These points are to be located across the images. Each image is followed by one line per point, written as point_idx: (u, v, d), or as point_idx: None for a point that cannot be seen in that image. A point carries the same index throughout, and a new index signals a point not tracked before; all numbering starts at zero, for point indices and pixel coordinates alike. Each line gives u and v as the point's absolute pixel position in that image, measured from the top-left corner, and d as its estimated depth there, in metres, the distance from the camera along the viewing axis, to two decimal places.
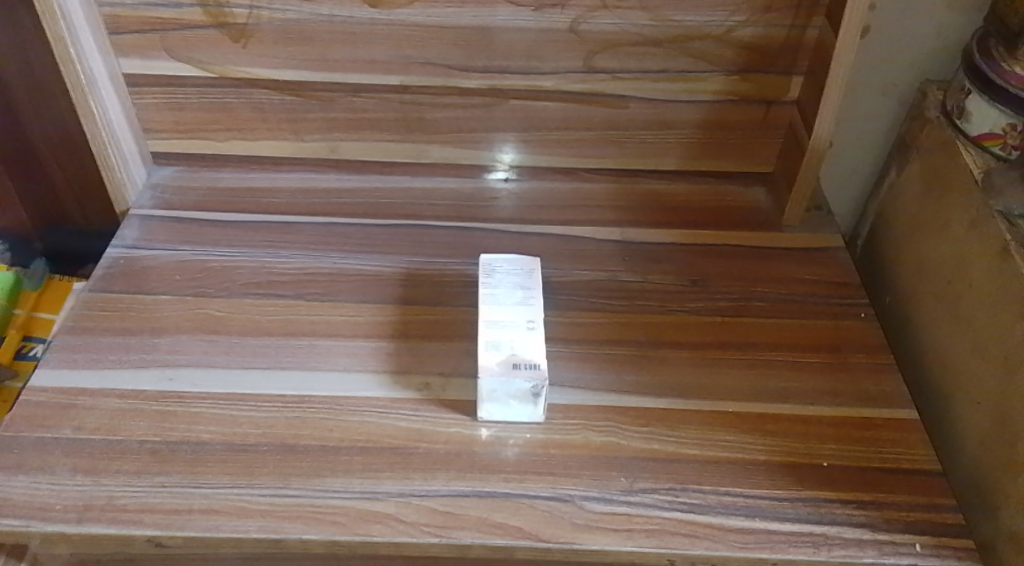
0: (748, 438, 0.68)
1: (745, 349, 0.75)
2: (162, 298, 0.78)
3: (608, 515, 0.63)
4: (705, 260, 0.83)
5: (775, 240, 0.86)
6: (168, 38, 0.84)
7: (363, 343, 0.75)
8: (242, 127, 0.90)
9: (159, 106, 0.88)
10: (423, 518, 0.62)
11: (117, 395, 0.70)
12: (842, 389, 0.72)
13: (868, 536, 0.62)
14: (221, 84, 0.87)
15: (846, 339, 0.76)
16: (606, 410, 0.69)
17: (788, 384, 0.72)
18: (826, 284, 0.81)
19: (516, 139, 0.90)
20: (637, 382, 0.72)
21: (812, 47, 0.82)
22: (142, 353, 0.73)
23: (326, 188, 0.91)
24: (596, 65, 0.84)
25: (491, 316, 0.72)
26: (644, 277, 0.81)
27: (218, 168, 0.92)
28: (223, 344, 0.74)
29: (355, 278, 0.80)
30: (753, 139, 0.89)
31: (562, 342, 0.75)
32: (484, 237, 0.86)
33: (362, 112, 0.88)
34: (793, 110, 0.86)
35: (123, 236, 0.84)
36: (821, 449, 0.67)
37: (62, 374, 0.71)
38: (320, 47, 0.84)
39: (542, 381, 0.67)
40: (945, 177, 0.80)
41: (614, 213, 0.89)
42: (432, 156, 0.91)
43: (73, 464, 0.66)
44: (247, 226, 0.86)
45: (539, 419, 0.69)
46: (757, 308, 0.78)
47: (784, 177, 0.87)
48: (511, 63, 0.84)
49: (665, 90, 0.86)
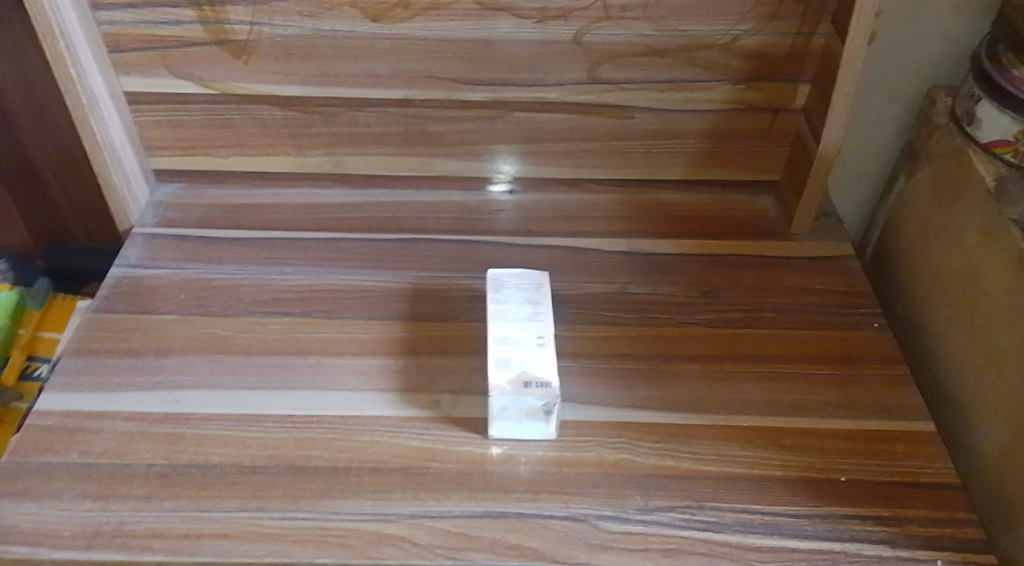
0: (762, 453, 0.67)
1: (757, 362, 0.74)
2: (167, 318, 0.77)
3: (623, 534, 0.62)
4: (714, 270, 0.83)
5: (784, 249, 0.85)
6: (169, 55, 0.83)
7: (370, 361, 0.74)
8: (244, 142, 0.89)
9: (161, 124, 0.87)
10: (436, 540, 0.62)
11: (124, 418, 0.69)
12: (857, 401, 0.71)
13: (888, 553, 0.62)
14: (223, 100, 0.86)
15: (859, 350, 0.75)
16: (618, 426, 0.69)
17: (802, 397, 0.71)
18: (837, 294, 0.80)
19: (521, 151, 0.89)
20: (649, 397, 0.71)
21: (819, 55, 0.81)
22: (148, 375, 0.72)
23: (330, 203, 0.90)
24: (601, 76, 0.84)
25: (500, 332, 0.71)
26: (652, 289, 0.81)
27: (221, 184, 0.92)
28: (231, 364, 0.73)
29: (361, 295, 0.80)
30: (760, 148, 0.88)
31: (572, 357, 0.74)
32: (490, 250, 0.85)
33: (365, 126, 0.88)
34: (800, 119, 0.85)
35: (126, 255, 0.83)
36: (838, 463, 0.67)
37: (67, 397, 0.71)
38: (322, 62, 0.83)
39: (553, 399, 0.66)
40: (957, 186, 0.79)
41: (621, 224, 0.88)
42: (436, 169, 0.91)
43: (81, 489, 0.65)
44: (252, 244, 0.85)
45: (550, 437, 0.68)
46: (768, 319, 0.78)
47: (792, 186, 0.87)
48: (515, 75, 0.84)
49: (671, 100, 0.85)
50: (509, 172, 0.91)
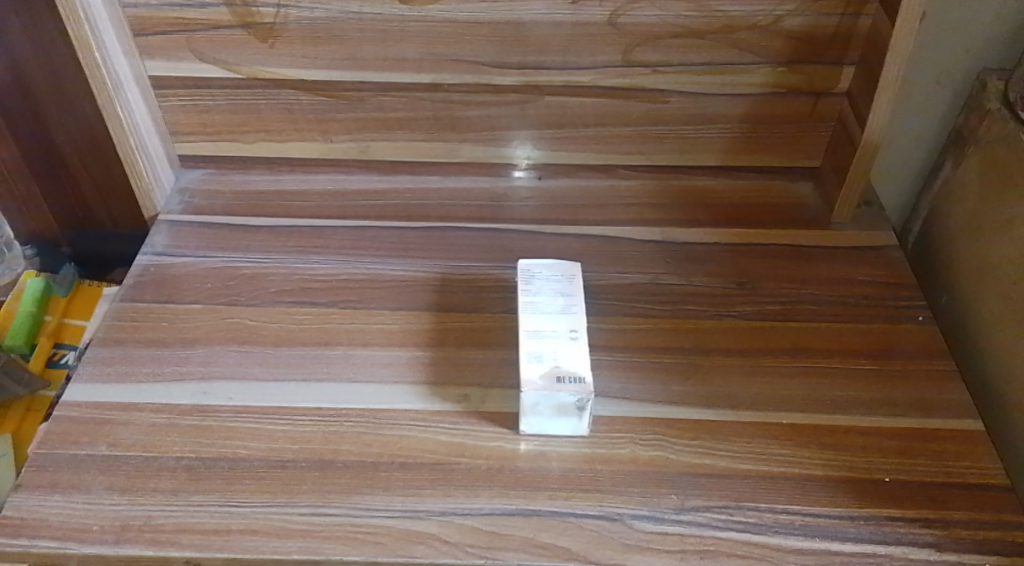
0: (804, 451, 0.65)
1: (797, 357, 0.72)
2: (194, 307, 0.76)
3: (659, 535, 0.60)
4: (752, 260, 0.80)
5: (825, 238, 0.83)
6: (194, 38, 0.81)
7: (399, 352, 0.72)
8: (270, 128, 0.88)
9: (186, 109, 0.86)
10: (467, 538, 0.60)
11: (151, 410, 0.68)
12: (901, 397, 0.69)
13: (934, 557, 0.59)
14: (249, 85, 0.85)
15: (903, 344, 0.73)
16: (654, 422, 0.67)
17: (842, 393, 0.69)
18: (879, 285, 0.78)
19: (550, 136, 0.87)
20: (685, 392, 0.69)
21: (864, 36, 0.78)
22: (175, 365, 0.72)
23: (356, 189, 0.89)
24: (635, 59, 0.81)
25: (531, 326, 0.69)
26: (686, 279, 0.78)
27: (246, 170, 0.90)
28: (257, 356, 0.72)
29: (389, 284, 0.78)
30: (800, 133, 0.85)
31: (605, 350, 0.72)
32: (519, 239, 0.83)
33: (392, 111, 0.86)
34: (843, 103, 0.82)
35: (152, 243, 0.83)
36: (881, 463, 0.64)
37: (95, 389, 0.70)
38: (349, 46, 0.81)
39: (587, 395, 0.64)
40: (1009, 174, 0.77)
41: (654, 211, 0.86)
42: (464, 155, 0.89)
43: (109, 482, 0.64)
44: (278, 231, 0.84)
45: (583, 433, 0.66)
46: (808, 312, 0.75)
47: (833, 172, 0.84)
48: (546, 58, 0.81)
49: (708, 84, 0.82)
50: (532, 156, 0.89)
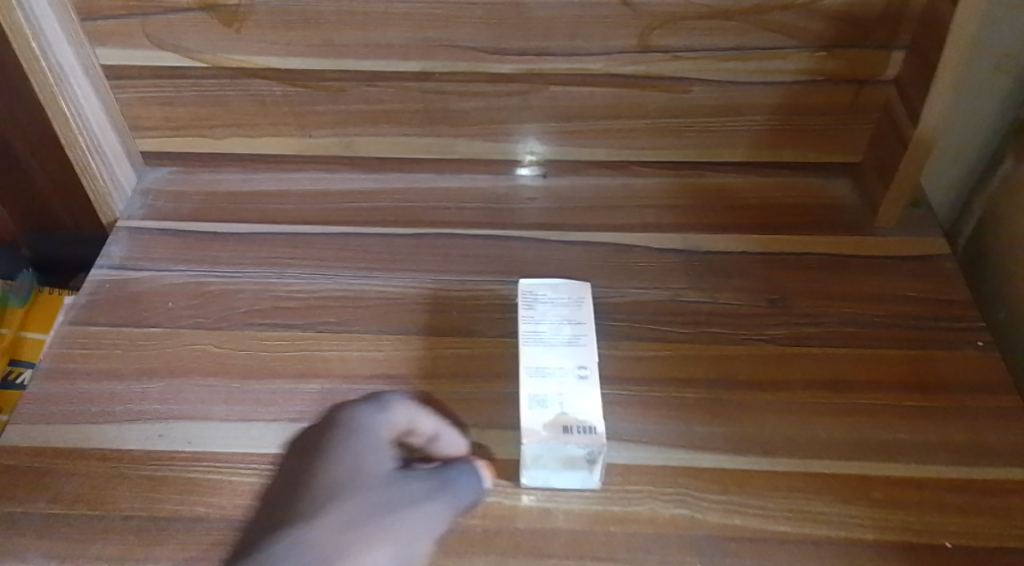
0: (849, 510, 0.56)
1: (839, 391, 0.62)
2: (153, 332, 0.67)
3: None
4: (786, 273, 0.71)
5: (867, 247, 0.73)
6: (149, 22, 0.71)
7: (384, 386, 0.63)
8: (242, 122, 0.78)
9: (146, 101, 0.76)
10: None
11: (99, 458, 0.60)
12: (960, 442, 0.59)
13: None
14: (214, 74, 0.75)
15: (961, 375, 0.63)
16: (675, 473, 0.58)
17: (893, 436, 0.60)
18: (931, 303, 0.68)
19: (557, 130, 0.77)
20: (711, 435, 0.60)
21: (918, 17, 0.67)
22: (128, 404, 0.63)
23: (339, 189, 0.79)
24: (653, 43, 0.71)
25: (534, 361, 0.61)
26: (711, 296, 0.69)
27: (217, 168, 0.81)
28: (222, 391, 0.63)
29: (374, 303, 0.69)
30: (840, 126, 0.75)
31: (618, 383, 0.63)
32: (521, 247, 0.74)
33: (378, 102, 0.76)
34: (889, 92, 0.72)
35: (109, 254, 0.74)
36: (940, 524, 0.56)
37: (35, 433, 0.61)
38: (325, 30, 0.71)
39: (600, 447, 0.56)
40: None
41: (673, 214, 0.76)
42: (459, 151, 0.79)
43: (46, 549, 0.56)
44: (250, 240, 0.74)
45: (594, 486, 0.57)
46: (850, 336, 0.66)
47: (877, 171, 0.74)
48: (551, 43, 0.71)
49: (736, 71, 0.72)
50: (536, 151, 0.79)
